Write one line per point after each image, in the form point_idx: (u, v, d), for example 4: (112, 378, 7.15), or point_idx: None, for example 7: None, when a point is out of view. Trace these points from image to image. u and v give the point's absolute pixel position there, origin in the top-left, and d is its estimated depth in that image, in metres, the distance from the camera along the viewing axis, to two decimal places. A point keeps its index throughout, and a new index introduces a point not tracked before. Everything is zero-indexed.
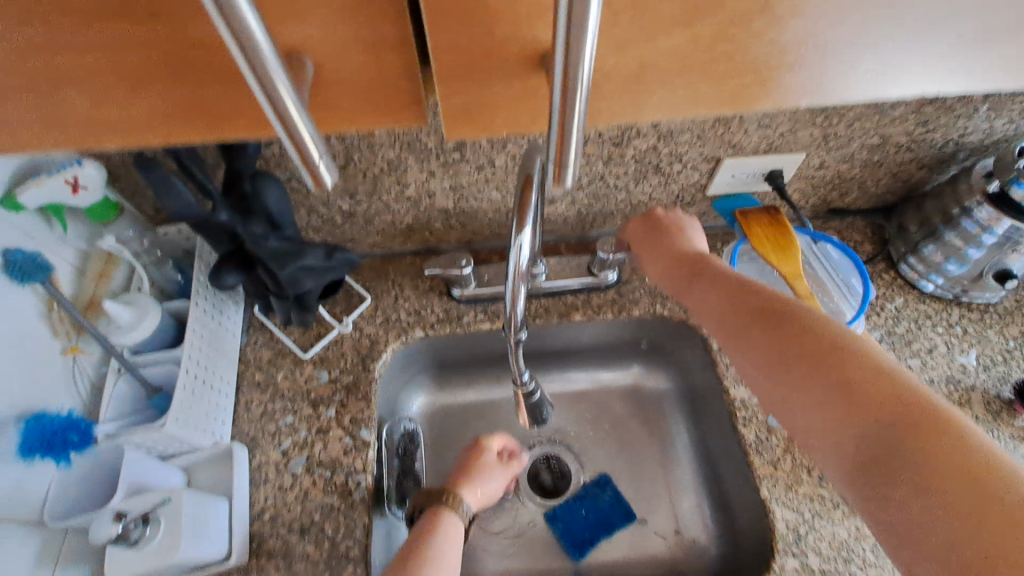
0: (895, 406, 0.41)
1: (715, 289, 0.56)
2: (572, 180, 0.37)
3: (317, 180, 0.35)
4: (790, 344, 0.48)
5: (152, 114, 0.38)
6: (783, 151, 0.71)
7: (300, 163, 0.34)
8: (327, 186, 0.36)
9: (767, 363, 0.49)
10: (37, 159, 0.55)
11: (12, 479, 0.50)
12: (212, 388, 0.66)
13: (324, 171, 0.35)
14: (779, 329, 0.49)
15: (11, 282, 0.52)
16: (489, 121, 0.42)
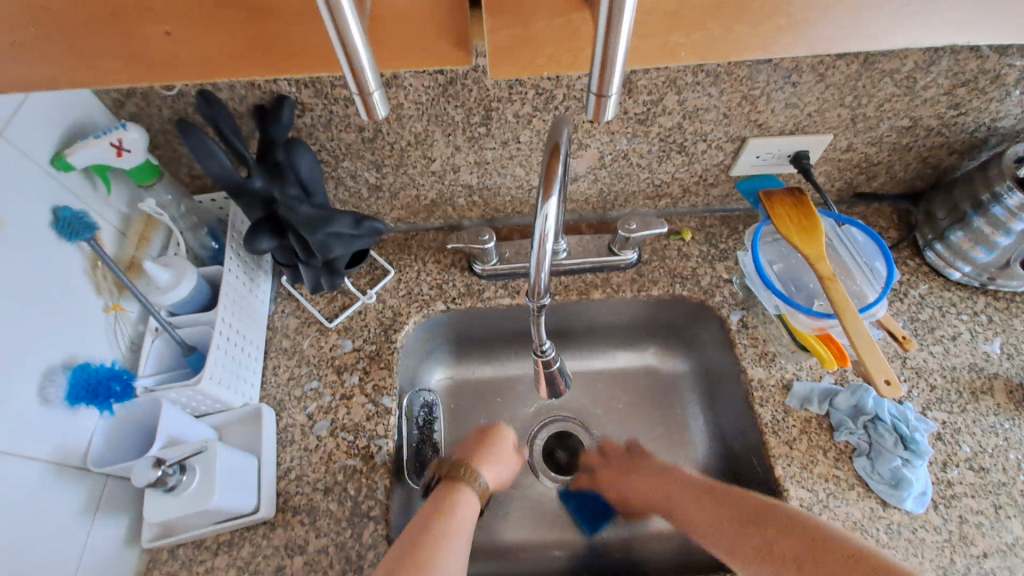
0: (820, 549, 0.54)
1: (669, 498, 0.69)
2: (610, 115, 0.36)
3: (369, 110, 0.35)
4: (731, 515, 0.61)
5: (213, 48, 0.41)
6: (809, 132, 0.70)
7: (354, 88, 0.33)
8: (378, 119, 0.35)
9: (723, 533, 0.61)
10: (84, 122, 0.58)
11: (60, 422, 0.53)
12: (242, 352, 0.69)
13: (376, 102, 0.34)
14: (720, 511, 0.62)
15: (58, 238, 0.54)
16: (535, 59, 0.42)
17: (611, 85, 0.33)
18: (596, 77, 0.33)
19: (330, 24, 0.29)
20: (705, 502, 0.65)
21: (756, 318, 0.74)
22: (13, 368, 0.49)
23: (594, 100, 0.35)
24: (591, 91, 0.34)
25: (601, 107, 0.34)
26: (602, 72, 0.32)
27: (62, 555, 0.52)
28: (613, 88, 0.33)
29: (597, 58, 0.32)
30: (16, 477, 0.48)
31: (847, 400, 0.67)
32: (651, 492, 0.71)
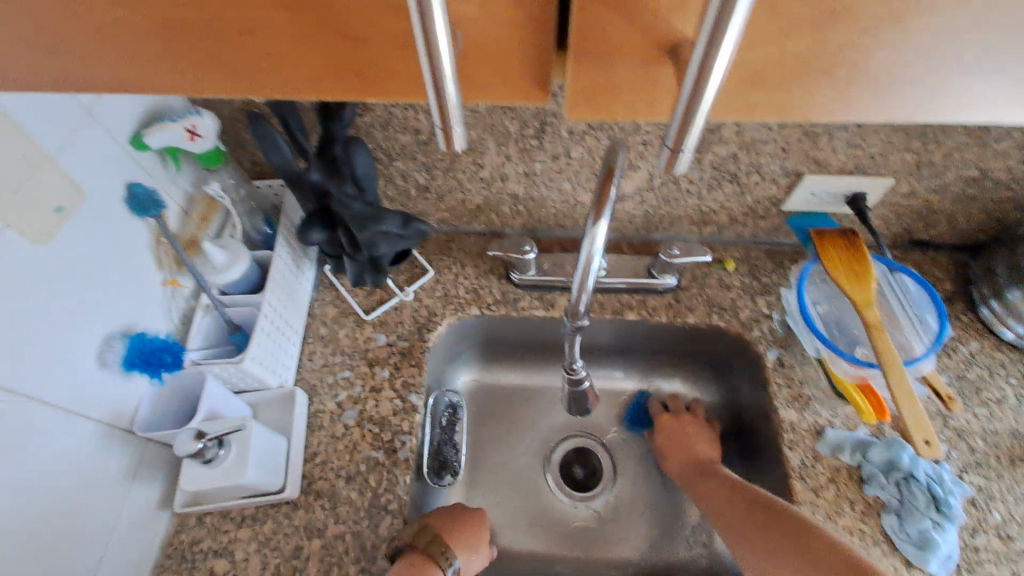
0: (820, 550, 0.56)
1: (712, 491, 0.69)
2: (683, 170, 0.34)
3: (448, 143, 0.34)
4: (749, 510, 0.62)
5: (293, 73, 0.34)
6: (869, 173, 0.68)
7: (437, 121, 0.32)
8: (456, 151, 0.34)
9: (740, 525, 0.62)
10: (161, 104, 0.61)
11: (114, 386, 0.57)
12: (284, 335, 0.71)
13: (457, 135, 0.33)
14: (743, 506, 0.63)
15: (128, 212, 0.58)
16: (612, 109, 0.34)
17: (687, 142, 0.32)
18: (674, 133, 0.32)
19: (425, 61, 0.28)
20: (733, 494, 0.66)
21: (794, 358, 0.72)
22: (79, 333, 0.53)
23: (668, 153, 0.33)
24: (667, 143, 0.33)
25: (675, 160, 0.33)
26: (682, 130, 0.31)
27: (101, 509, 0.56)
28: (690, 145, 0.32)
29: (680, 116, 0.30)
30: (70, 433, 0.52)
31: (880, 454, 0.65)
32: (694, 475, 0.73)
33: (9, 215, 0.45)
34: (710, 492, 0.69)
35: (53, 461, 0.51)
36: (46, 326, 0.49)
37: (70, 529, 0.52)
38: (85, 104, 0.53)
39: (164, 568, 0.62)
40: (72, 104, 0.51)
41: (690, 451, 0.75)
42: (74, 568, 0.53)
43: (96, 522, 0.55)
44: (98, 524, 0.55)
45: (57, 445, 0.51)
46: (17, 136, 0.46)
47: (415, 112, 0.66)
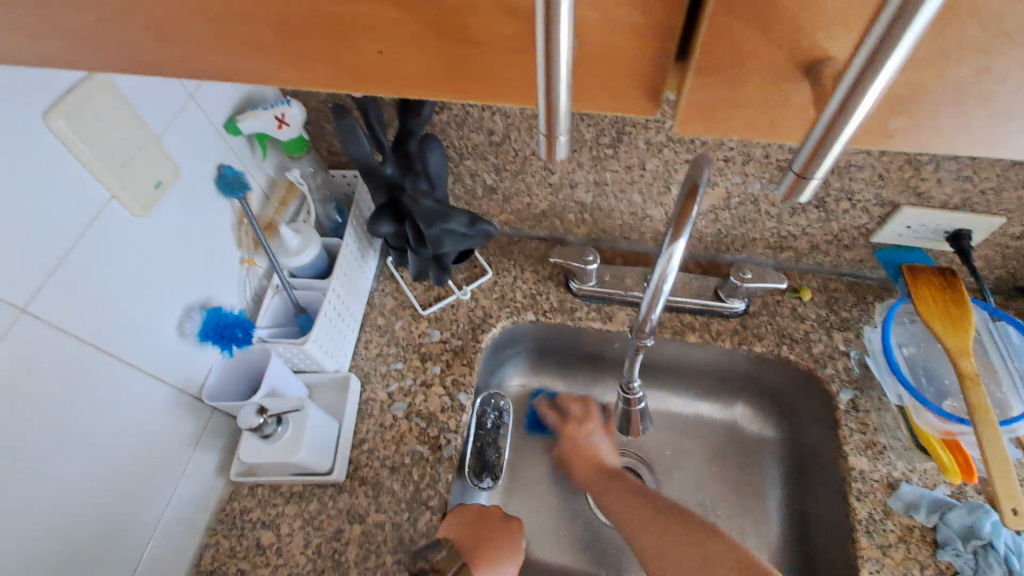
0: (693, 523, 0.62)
1: (624, 494, 0.69)
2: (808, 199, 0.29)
3: (549, 150, 0.29)
4: (645, 503, 0.66)
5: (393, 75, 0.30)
6: (978, 210, 0.62)
7: (541, 126, 0.28)
8: (556, 160, 0.30)
9: (643, 521, 0.64)
10: (255, 93, 0.65)
11: (189, 355, 0.60)
12: (344, 321, 0.74)
13: (560, 143, 0.29)
14: (642, 500, 0.67)
15: (216, 192, 0.61)
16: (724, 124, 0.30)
17: (820, 167, 0.27)
18: (801, 157, 0.27)
19: (540, 56, 0.24)
20: (639, 496, 0.68)
21: (870, 402, 0.67)
22: (162, 302, 0.56)
23: (790, 178, 0.28)
24: (792, 167, 0.28)
25: (797, 189, 0.28)
26: (812, 152, 0.26)
27: (168, 468, 0.59)
28: (821, 172, 0.27)
29: (812, 135, 0.26)
30: (147, 395, 0.56)
31: (961, 518, 0.58)
32: (603, 476, 0.73)
33: (113, 184, 0.48)
34: (614, 498, 0.70)
35: (130, 419, 0.54)
36: (134, 292, 0.52)
37: (139, 483, 0.56)
38: (190, 88, 0.56)
39: (217, 531, 0.65)
40: (178, 88, 0.55)
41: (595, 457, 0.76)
42: (138, 519, 0.57)
43: (162, 479, 0.59)
44: (163, 481, 0.59)
45: (135, 405, 0.54)
46: (124, 109, 0.49)
47: (492, 113, 0.66)
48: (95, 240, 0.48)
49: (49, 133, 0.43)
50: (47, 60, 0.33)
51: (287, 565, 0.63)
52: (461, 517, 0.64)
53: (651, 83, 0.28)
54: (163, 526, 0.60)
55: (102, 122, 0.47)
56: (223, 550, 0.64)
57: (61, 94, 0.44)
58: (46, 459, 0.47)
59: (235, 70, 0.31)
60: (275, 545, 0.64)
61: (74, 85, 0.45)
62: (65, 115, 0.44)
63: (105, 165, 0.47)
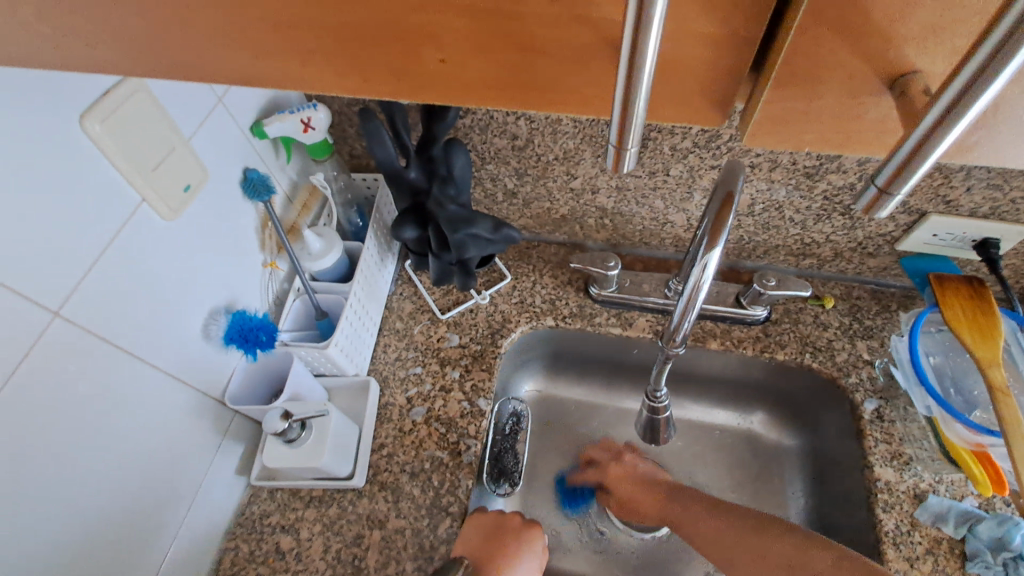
0: (777, 524, 0.59)
1: (688, 509, 0.66)
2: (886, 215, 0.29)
3: (616, 161, 0.29)
4: (719, 517, 0.63)
5: (456, 87, 0.30)
6: (1007, 218, 0.61)
7: (612, 138, 0.28)
8: (621, 172, 0.30)
9: (721, 537, 0.61)
10: (280, 96, 0.65)
11: (213, 358, 0.60)
12: (364, 325, 0.74)
13: (628, 154, 0.29)
14: (713, 513, 0.64)
15: (242, 195, 0.61)
16: (797, 139, 0.30)
17: (905, 185, 0.26)
18: (887, 171, 0.26)
19: (622, 73, 0.24)
20: (706, 510, 0.65)
21: (895, 412, 0.66)
22: (187, 304, 0.56)
23: (870, 195, 0.28)
24: (873, 182, 0.27)
25: (878, 204, 0.27)
26: (898, 170, 0.26)
27: (189, 471, 0.59)
28: (905, 188, 0.26)
29: (898, 154, 0.25)
30: (171, 398, 0.55)
31: (990, 530, 0.58)
32: (659, 496, 0.70)
33: (144, 189, 0.49)
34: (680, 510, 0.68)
35: (155, 422, 0.54)
36: (161, 295, 0.52)
37: (162, 487, 0.56)
38: (217, 92, 0.56)
39: (236, 535, 0.65)
40: (207, 91, 0.55)
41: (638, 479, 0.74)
42: (161, 523, 0.57)
43: (183, 482, 0.59)
44: (185, 485, 0.59)
45: (160, 408, 0.54)
46: (157, 114, 0.49)
47: (516, 118, 0.66)
48: (125, 243, 0.48)
49: (84, 136, 0.44)
50: (91, 64, 0.33)
51: (307, 569, 0.62)
52: (487, 520, 0.63)
53: (722, 93, 0.28)
54: (184, 530, 0.60)
55: (138, 126, 0.47)
56: (242, 554, 0.64)
57: (98, 98, 0.44)
58: (75, 463, 0.47)
59: (290, 77, 0.31)
60: (295, 550, 0.64)
61: (110, 89, 0.45)
62: (100, 118, 0.44)
63: (137, 170, 0.48)
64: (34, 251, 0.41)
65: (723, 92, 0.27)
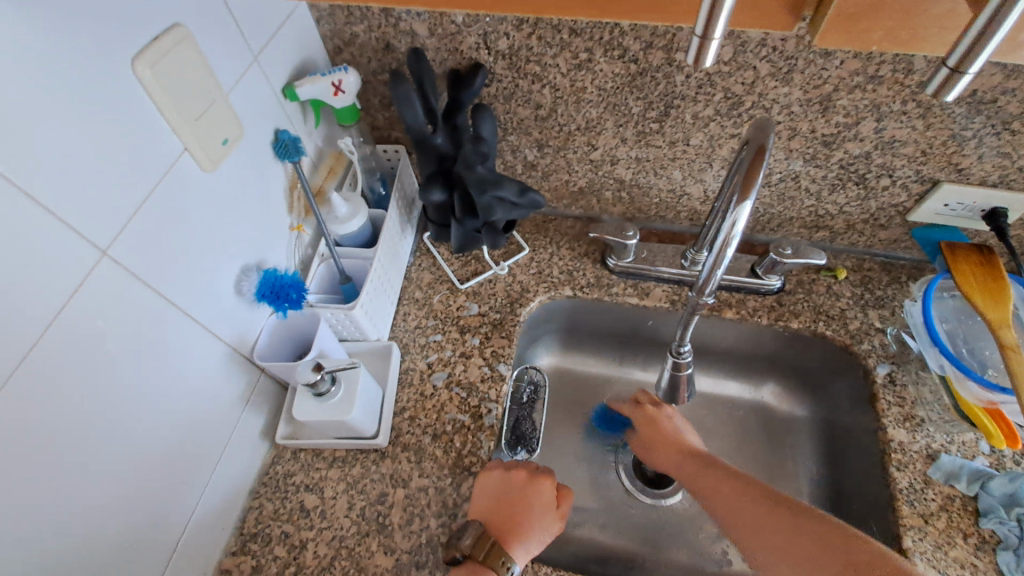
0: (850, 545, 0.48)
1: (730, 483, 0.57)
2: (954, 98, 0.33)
3: (698, 56, 0.34)
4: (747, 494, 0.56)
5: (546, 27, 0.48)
6: (1016, 187, 0.63)
7: (699, 29, 0.33)
8: (702, 67, 0.35)
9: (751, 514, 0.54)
10: (309, 62, 0.66)
11: (243, 314, 0.61)
12: (386, 292, 0.75)
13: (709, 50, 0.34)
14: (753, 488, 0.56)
15: (274, 155, 0.62)
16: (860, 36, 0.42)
17: (975, 64, 0.31)
18: (958, 52, 0.31)
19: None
20: (734, 476, 0.58)
21: (907, 376, 0.68)
22: (222, 258, 0.57)
23: (941, 77, 0.32)
24: (946, 63, 0.32)
25: (949, 84, 0.32)
26: (967, 53, 0.30)
27: (218, 426, 0.60)
28: (976, 66, 0.31)
29: (968, 37, 0.30)
30: (203, 350, 0.56)
31: (1003, 487, 0.59)
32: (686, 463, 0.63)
33: (187, 136, 0.50)
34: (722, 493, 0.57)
35: (189, 371, 0.55)
36: (198, 244, 0.53)
37: (193, 438, 0.57)
38: (254, 50, 0.57)
39: (260, 494, 0.66)
40: (244, 47, 0.56)
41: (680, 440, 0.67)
42: (192, 475, 0.57)
43: (214, 435, 0.60)
44: (215, 437, 0.60)
45: (194, 358, 0.55)
46: (202, 65, 0.50)
47: (541, 86, 0.67)
48: (167, 190, 0.49)
49: (135, 78, 0.45)
50: None
51: (332, 526, 0.63)
52: (492, 481, 0.63)
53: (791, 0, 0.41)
54: (212, 486, 0.60)
55: (181, 75, 0.48)
56: (266, 512, 0.65)
57: (150, 42, 0.45)
58: (119, 404, 0.48)
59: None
60: (319, 508, 0.65)
61: (160, 36, 0.46)
62: (150, 62, 0.45)
63: (181, 116, 0.49)
64: (91, 189, 0.43)
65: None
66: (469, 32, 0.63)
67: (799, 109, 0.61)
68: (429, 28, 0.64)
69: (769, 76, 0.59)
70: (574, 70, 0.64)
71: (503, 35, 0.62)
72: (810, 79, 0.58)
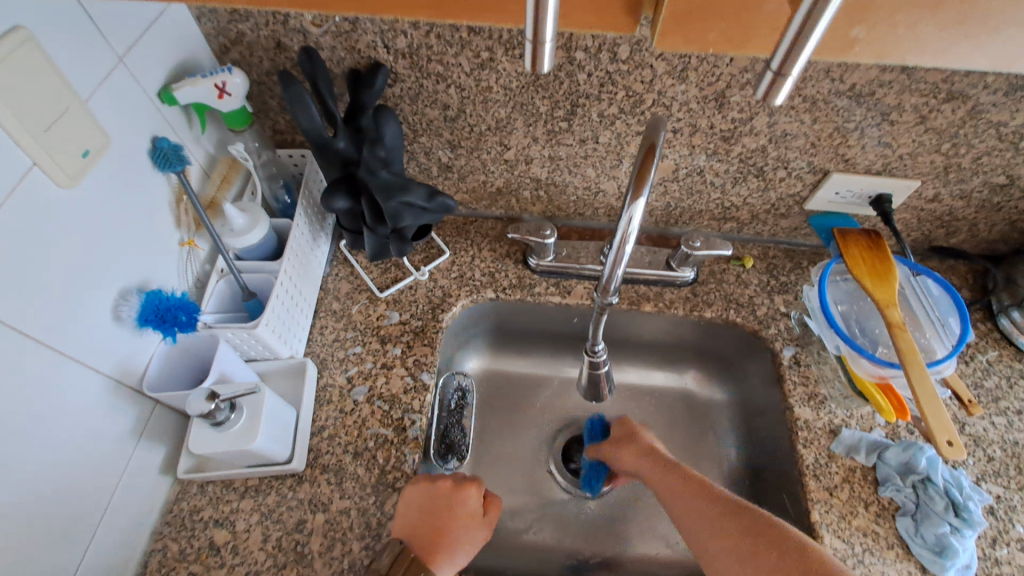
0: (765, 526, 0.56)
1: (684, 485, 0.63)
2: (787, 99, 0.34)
3: (534, 62, 0.35)
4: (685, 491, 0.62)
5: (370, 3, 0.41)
6: (896, 175, 0.68)
7: (528, 36, 0.33)
8: (541, 71, 0.35)
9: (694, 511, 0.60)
10: (190, 63, 0.61)
11: (126, 342, 0.56)
12: (297, 306, 0.70)
13: (544, 54, 0.34)
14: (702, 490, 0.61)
15: (151, 165, 0.57)
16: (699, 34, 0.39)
17: (794, 67, 0.32)
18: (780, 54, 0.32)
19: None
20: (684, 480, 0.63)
21: (810, 356, 0.72)
22: (93, 282, 0.51)
23: (768, 79, 0.34)
24: (770, 68, 0.33)
25: (775, 87, 0.33)
26: (788, 53, 0.31)
27: (104, 468, 0.54)
28: (795, 69, 0.32)
29: (788, 36, 0.31)
30: (77, 386, 0.51)
31: (897, 456, 0.64)
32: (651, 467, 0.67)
33: (32, 147, 0.44)
34: (687, 507, 0.61)
35: (57, 412, 0.49)
36: (60, 269, 0.48)
37: (71, 485, 0.51)
38: (118, 51, 0.52)
39: (163, 535, 0.60)
40: (105, 46, 0.50)
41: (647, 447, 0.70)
42: (74, 526, 0.52)
43: (99, 479, 0.54)
44: (101, 479, 0.54)
45: (63, 395, 0.49)
46: (46, 68, 0.44)
47: (446, 86, 0.65)
48: (14, 212, 0.43)
49: None
50: None
51: (245, 562, 0.59)
52: (419, 492, 0.61)
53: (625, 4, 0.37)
54: (102, 533, 0.55)
55: (23, 81, 0.43)
56: (171, 554, 0.59)
57: None
58: None
59: None
60: (231, 543, 0.60)
61: None
62: None
63: (23, 126, 0.43)
64: None
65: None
66: (366, 30, 0.60)
67: (697, 106, 0.62)
68: (321, 24, 0.60)
69: (666, 74, 0.59)
70: (477, 69, 0.63)
71: (400, 34, 0.60)
72: (704, 76, 0.59)
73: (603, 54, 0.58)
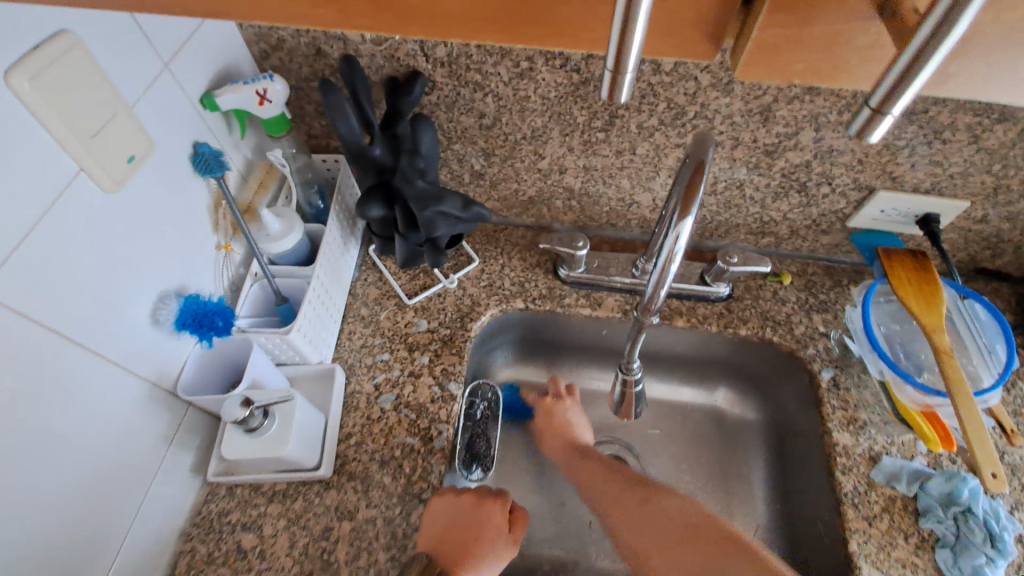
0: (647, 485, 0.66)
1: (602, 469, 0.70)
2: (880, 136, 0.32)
3: (612, 90, 0.33)
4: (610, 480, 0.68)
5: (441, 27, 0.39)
6: (945, 194, 0.65)
7: (610, 64, 0.32)
8: (618, 101, 0.34)
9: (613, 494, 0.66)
10: (231, 69, 0.62)
11: (163, 345, 0.56)
12: (327, 311, 0.71)
13: (624, 83, 0.33)
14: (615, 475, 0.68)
15: (193, 171, 0.58)
16: (788, 65, 0.37)
17: (896, 103, 0.30)
18: (879, 92, 0.31)
19: (620, 16, 0.29)
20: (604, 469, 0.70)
21: (850, 379, 0.70)
22: (133, 286, 0.52)
23: (865, 115, 0.32)
24: (868, 104, 0.31)
25: (873, 124, 0.31)
26: (892, 87, 0.30)
27: (138, 469, 0.55)
28: (897, 107, 0.30)
29: (892, 71, 0.29)
30: (116, 389, 0.51)
31: (939, 485, 0.61)
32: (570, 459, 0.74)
33: (80, 154, 0.44)
34: (589, 474, 0.70)
35: (97, 414, 0.49)
36: (102, 274, 0.48)
37: (107, 486, 0.51)
38: (163, 57, 0.52)
39: (192, 537, 0.61)
40: (151, 54, 0.51)
41: (571, 435, 0.77)
42: (106, 528, 0.52)
43: (131, 480, 0.54)
44: (135, 479, 0.55)
45: (103, 397, 0.50)
46: (96, 78, 0.45)
47: (483, 94, 0.65)
48: (61, 217, 0.44)
49: (10, 93, 0.39)
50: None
51: (272, 568, 0.59)
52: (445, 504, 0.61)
53: (711, 33, 0.36)
54: (132, 535, 0.55)
55: (70, 88, 0.43)
56: (199, 556, 0.60)
57: (26, 52, 0.40)
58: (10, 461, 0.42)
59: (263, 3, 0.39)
60: (258, 548, 0.60)
61: (39, 45, 0.41)
62: (29, 75, 0.40)
63: (76, 135, 0.44)
64: None
65: (715, 27, 0.35)
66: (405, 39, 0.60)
67: (740, 119, 0.61)
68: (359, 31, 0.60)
69: (710, 86, 0.58)
70: (515, 79, 0.62)
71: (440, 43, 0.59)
72: (750, 89, 0.58)
73: (646, 66, 0.57)
